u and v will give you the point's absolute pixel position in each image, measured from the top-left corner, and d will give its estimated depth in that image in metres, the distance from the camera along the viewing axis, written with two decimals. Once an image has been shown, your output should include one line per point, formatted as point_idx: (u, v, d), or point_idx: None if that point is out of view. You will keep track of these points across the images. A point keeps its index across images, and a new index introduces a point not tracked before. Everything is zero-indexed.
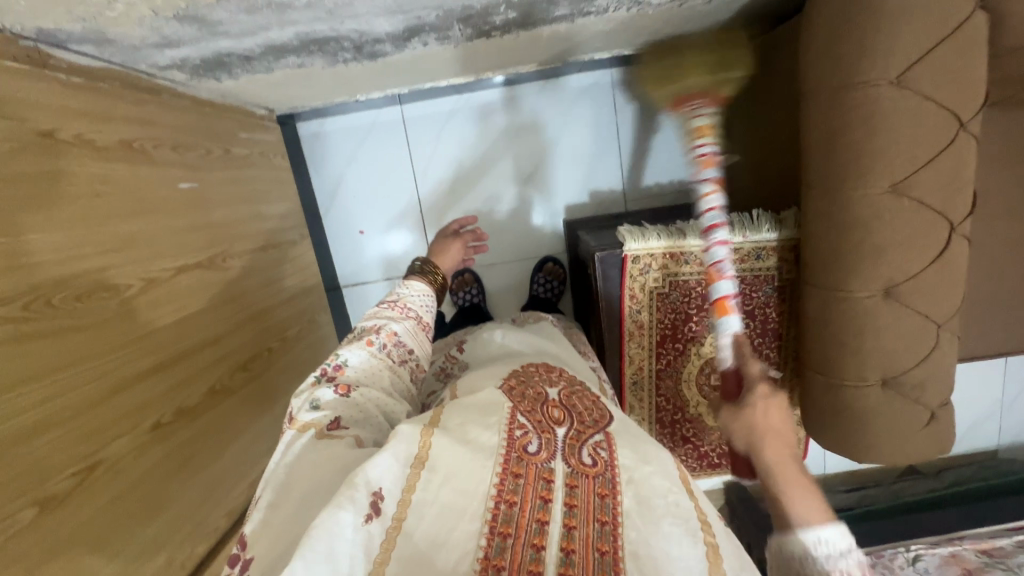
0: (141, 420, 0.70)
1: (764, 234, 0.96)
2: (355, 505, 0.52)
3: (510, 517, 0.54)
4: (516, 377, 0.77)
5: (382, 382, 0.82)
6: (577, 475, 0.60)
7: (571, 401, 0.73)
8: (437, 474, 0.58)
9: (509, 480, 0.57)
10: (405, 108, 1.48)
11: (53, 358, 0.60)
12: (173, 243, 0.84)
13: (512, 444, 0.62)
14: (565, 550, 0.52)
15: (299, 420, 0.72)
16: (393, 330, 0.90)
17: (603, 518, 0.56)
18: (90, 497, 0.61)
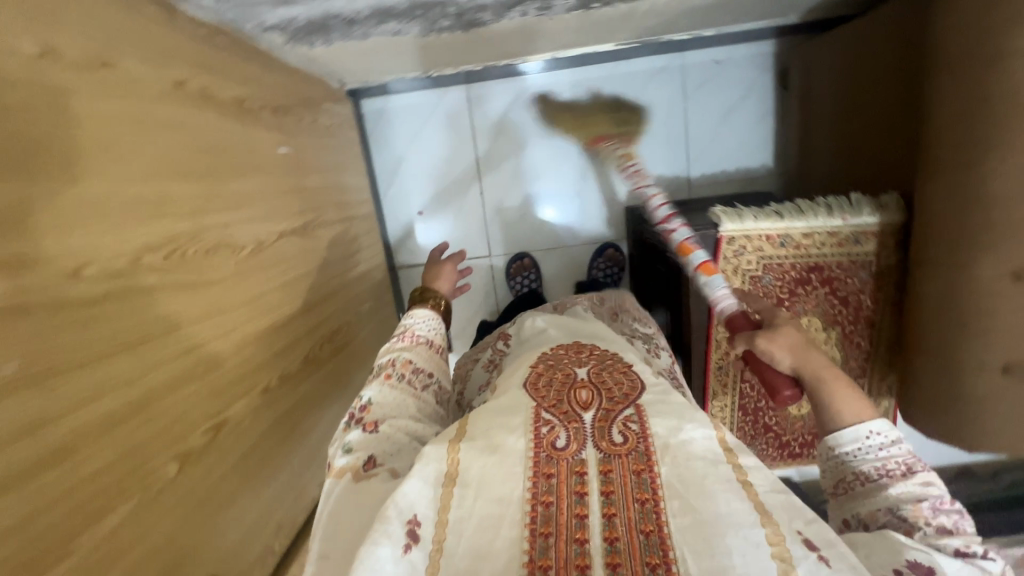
0: (255, 383, 0.70)
1: (865, 218, 0.94)
2: (393, 539, 0.52)
3: (549, 516, 0.53)
4: (541, 364, 0.75)
5: (409, 410, 0.79)
6: (610, 459, 0.59)
7: (600, 378, 0.70)
8: (468, 489, 0.57)
9: (541, 481, 0.57)
10: (471, 88, 1.46)
11: (186, 312, 0.58)
12: (275, 207, 0.82)
13: (540, 444, 0.61)
14: (610, 539, 0.51)
15: (334, 467, 0.69)
16: (407, 358, 0.85)
17: (642, 497, 0.54)
18: (219, 456, 0.60)
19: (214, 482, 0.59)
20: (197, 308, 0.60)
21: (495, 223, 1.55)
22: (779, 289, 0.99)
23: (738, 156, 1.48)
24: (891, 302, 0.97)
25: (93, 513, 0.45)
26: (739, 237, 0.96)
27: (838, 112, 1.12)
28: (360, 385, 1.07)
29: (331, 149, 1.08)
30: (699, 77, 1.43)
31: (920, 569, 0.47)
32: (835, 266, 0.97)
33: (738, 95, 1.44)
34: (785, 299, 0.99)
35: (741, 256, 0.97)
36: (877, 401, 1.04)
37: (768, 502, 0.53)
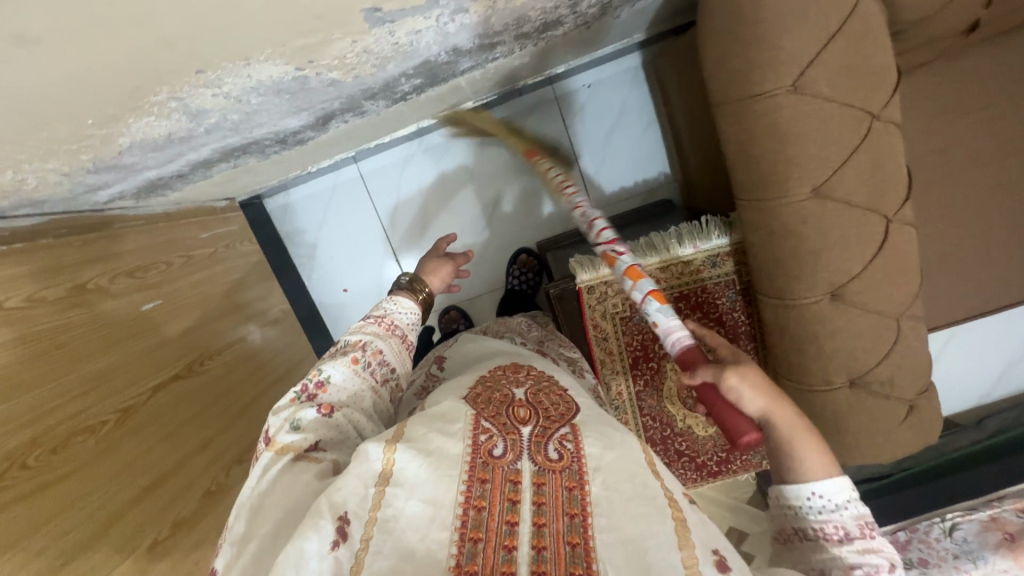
0: (138, 543, 0.77)
1: (715, 241, 0.94)
2: (321, 534, 0.52)
3: (481, 522, 0.54)
4: (480, 383, 0.74)
5: (364, 403, 0.79)
6: (544, 473, 0.59)
7: (538, 399, 0.71)
8: (403, 489, 0.56)
9: (475, 487, 0.57)
10: (363, 164, 1.51)
11: (38, 515, 0.65)
12: (148, 364, 0.90)
13: (477, 450, 0.60)
14: (538, 547, 0.53)
15: (278, 442, 0.68)
16: (379, 348, 0.85)
17: (571, 510, 0.56)
18: None
19: None
20: (49, 504, 0.67)
21: None
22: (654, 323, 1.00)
23: (632, 172, 1.49)
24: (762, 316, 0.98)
25: None
26: (598, 284, 0.98)
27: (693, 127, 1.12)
28: None
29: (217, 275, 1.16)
30: (575, 105, 1.45)
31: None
32: (700, 291, 0.97)
33: (617, 114, 1.45)
34: None
35: (605, 301, 0.99)
36: None
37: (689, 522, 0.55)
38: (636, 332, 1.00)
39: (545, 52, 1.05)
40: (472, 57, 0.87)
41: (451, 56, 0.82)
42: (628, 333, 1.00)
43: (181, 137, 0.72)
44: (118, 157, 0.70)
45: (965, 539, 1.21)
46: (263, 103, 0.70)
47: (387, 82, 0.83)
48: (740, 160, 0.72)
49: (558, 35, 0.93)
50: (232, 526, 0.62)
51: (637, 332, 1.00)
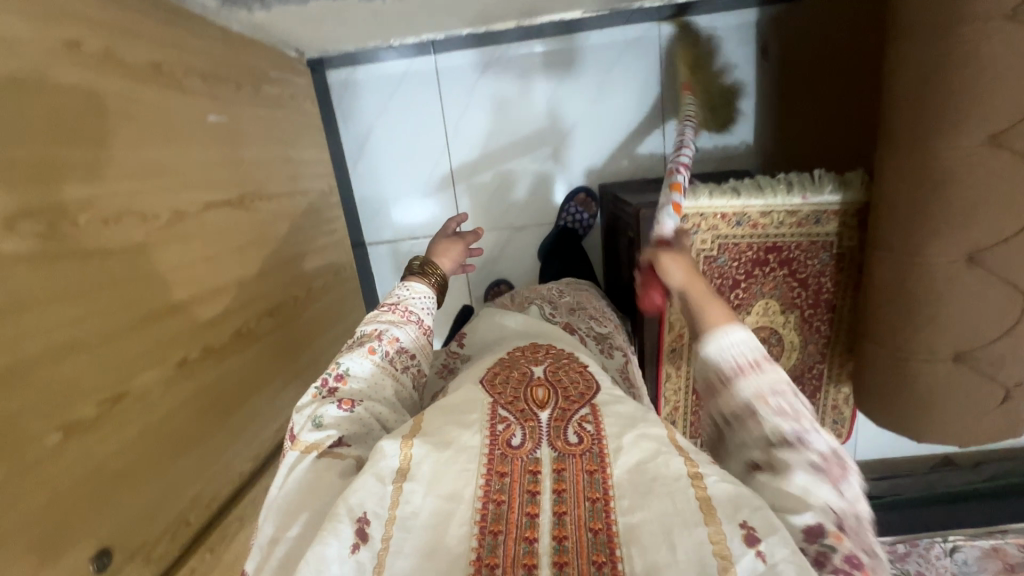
0: (168, 356, 0.68)
1: (826, 196, 0.89)
2: (341, 539, 0.48)
3: (500, 514, 0.50)
4: (497, 367, 0.71)
5: (386, 394, 0.74)
6: (564, 458, 0.55)
7: (557, 377, 0.67)
8: (419, 484, 0.53)
9: (494, 480, 0.53)
10: (441, 59, 1.41)
11: (76, 283, 0.57)
12: (205, 177, 0.80)
13: (494, 440, 0.57)
14: (559, 538, 0.47)
15: (301, 441, 0.65)
16: (395, 335, 0.80)
17: (593, 495, 0.50)
18: (117, 428, 0.60)
19: (106, 456, 0.58)
20: (96, 274, 0.59)
21: (464, 198, 1.51)
22: (736, 269, 0.95)
23: (716, 133, 1.42)
24: (851, 286, 0.94)
25: None
26: (693, 214, 0.92)
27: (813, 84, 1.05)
28: (310, 360, 1.06)
29: (279, 120, 1.06)
30: (676, 49, 1.36)
31: (816, 534, 0.45)
32: (795, 247, 0.93)
33: (715, 69, 1.37)
34: (742, 280, 0.95)
35: (695, 235, 0.93)
36: (832, 387, 1.01)
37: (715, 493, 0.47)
38: (715, 276, 0.95)
39: None
40: None
41: None
42: (708, 275, 0.95)
43: None
44: None
45: (965, 561, 1.23)
46: None
47: None
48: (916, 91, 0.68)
49: None
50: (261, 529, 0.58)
51: (717, 276, 0.95)
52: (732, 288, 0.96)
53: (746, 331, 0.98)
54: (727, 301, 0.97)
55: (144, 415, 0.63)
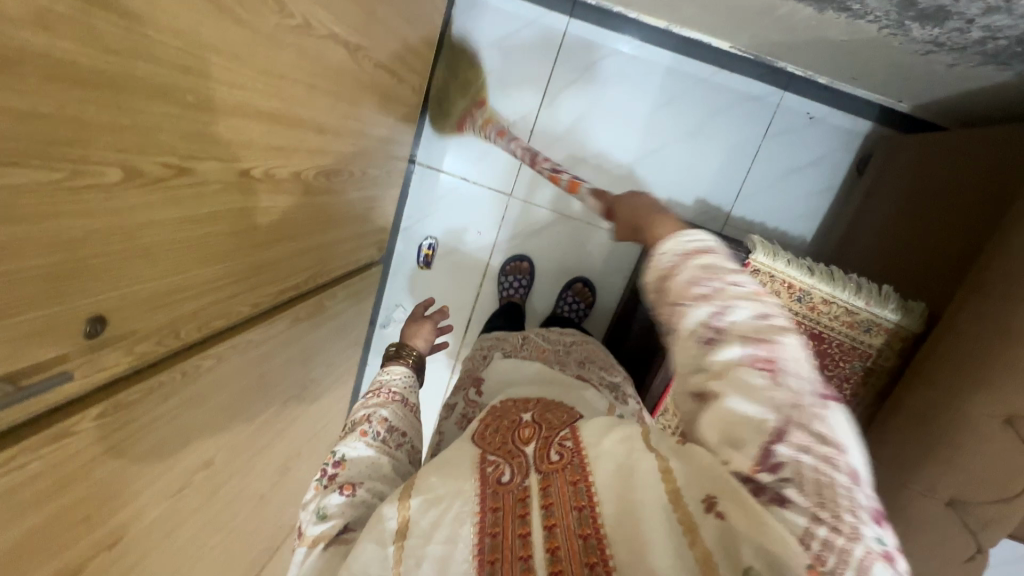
0: (236, 157, 0.62)
1: (887, 311, 0.91)
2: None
3: (497, 545, 0.48)
4: (489, 417, 0.70)
5: (384, 471, 0.70)
6: (550, 475, 0.54)
7: (546, 418, 0.66)
8: (421, 534, 0.51)
9: (487, 515, 0.51)
10: (573, 23, 1.37)
11: (203, 31, 0.50)
12: (340, 7, 0.74)
13: (484, 479, 0.56)
14: (552, 549, 0.47)
15: (307, 534, 0.61)
16: (385, 415, 0.77)
17: (580, 503, 0.49)
18: (167, 200, 0.53)
19: (147, 222, 0.51)
20: (217, 33, 0.52)
21: (530, 164, 1.47)
22: None
23: (785, 216, 1.43)
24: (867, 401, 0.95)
25: (15, 158, 0.37)
26: (764, 272, 0.92)
27: (920, 217, 1.08)
28: (333, 240, 1.00)
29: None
30: (788, 124, 1.37)
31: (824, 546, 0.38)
32: (837, 344, 0.93)
33: (811, 158, 1.39)
34: None
35: None
36: None
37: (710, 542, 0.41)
38: None
39: (859, 47, 0.98)
40: None
41: None
42: None
43: None
44: None
45: None
46: None
47: None
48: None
49: (906, 38, 0.88)
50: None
51: None
52: None
53: None
54: None
55: (191, 205, 0.57)
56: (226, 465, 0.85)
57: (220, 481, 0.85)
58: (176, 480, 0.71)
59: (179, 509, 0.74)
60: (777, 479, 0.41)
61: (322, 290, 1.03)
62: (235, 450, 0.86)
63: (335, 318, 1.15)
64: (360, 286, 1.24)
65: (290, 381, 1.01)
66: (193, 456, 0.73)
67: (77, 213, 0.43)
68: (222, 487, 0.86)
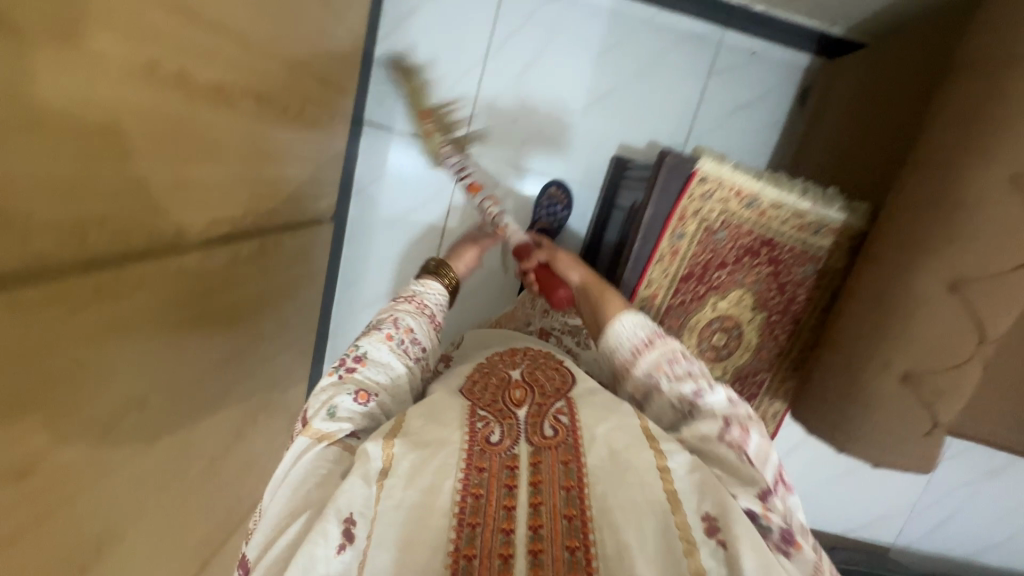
0: (139, 43, 0.57)
1: (833, 210, 0.92)
2: (327, 539, 0.56)
3: (478, 508, 0.58)
4: (476, 371, 0.78)
5: (395, 385, 0.83)
6: (540, 453, 0.64)
7: (534, 377, 0.76)
8: (400, 479, 0.60)
9: (473, 475, 0.60)
10: None
11: None
12: None
13: (475, 437, 0.65)
14: (534, 527, 0.56)
15: (312, 427, 0.71)
16: (409, 325, 0.90)
17: (569, 484, 0.60)
18: (52, 72, 0.48)
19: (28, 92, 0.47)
20: None
21: (480, 119, 1.45)
22: (728, 250, 0.95)
23: (737, 152, 1.44)
24: (820, 305, 0.97)
25: None
26: (712, 180, 0.91)
27: (859, 132, 1.10)
28: (273, 181, 0.95)
29: None
30: (732, 59, 1.38)
31: (787, 540, 0.58)
32: (788, 249, 0.94)
33: (756, 94, 1.40)
34: (729, 264, 0.95)
35: (706, 201, 0.92)
36: (767, 399, 1.04)
37: (681, 488, 0.59)
38: (708, 249, 0.95)
39: None
40: None
41: None
42: (701, 245, 0.94)
43: None
44: None
45: None
46: None
47: None
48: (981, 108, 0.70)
49: None
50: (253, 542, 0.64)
51: (708, 250, 0.95)
52: (717, 268, 0.96)
53: (715, 316, 0.98)
54: (707, 280, 0.96)
55: (82, 86, 0.52)
56: (164, 411, 0.80)
57: (162, 423, 0.80)
58: (97, 414, 0.66)
59: (104, 450, 0.68)
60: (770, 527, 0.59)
61: (266, 236, 0.99)
62: (173, 399, 0.81)
63: (285, 269, 1.10)
64: (311, 241, 1.20)
65: (237, 330, 0.96)
66: (117, 394, 0.68)
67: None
68: (163, 435, 0.81)
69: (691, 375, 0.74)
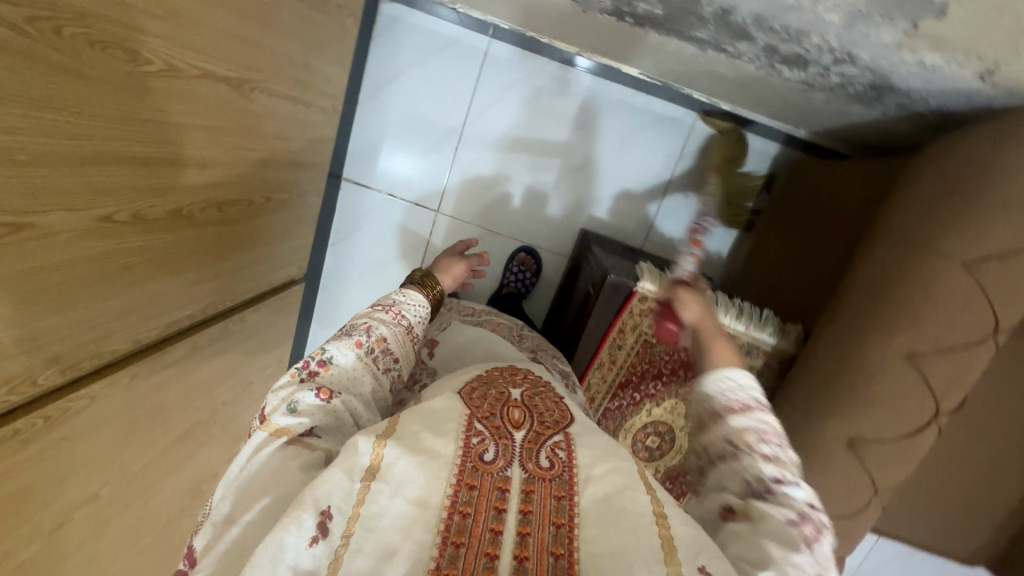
0: (95, 204, 0.62)
1: (764, 335, 0.96)
2: (301, 528, 0.44)
3: (464, 527, 0.47)
4: (474, 380, 0.65)
5: (362, 391, 0.68)
6: (534, 481, 0.53)
7: (533, 402, 0.63)
8: (388, 487, 0.49)
9: (462, 492, 0.50)
10: (494, 45, 1.39)
11: (34, 92, 0.51)
12: (217, 45, 0.75)
13: (467, 453, 0.53)
14: (519, 558, 0.46)
15: (271, 423, 0.59)
16: (383, 334, 0.74)
17: (558, 520, 0.49)
18: (6, 256, 0.53)
19: None
20: (51, 90, 0.52)
21: (455, 183, 1.49)
22: (664, 362, 1.00)
23: (701, 233, 1.48)
24: None
25: None
26: (651, 298, 0.96)
27: (806, 243, 1.15)
28: (234, 268, 0.99)
29: (316, 25, 1.01)
30: (701, 143, 1.42)
31: None
32: None
33: (722, 178, 1.44)
34: (664, 374, 1.00)
35: (644, 316, 0.97)
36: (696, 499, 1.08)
37: (678, 535, 0.48)
38: (645, 359, 1.00)
39: (747, 82, 1.03)
40: (715, 31, 0.83)
41: (715, 14, 0.77)
42: (639, 356, 0.99)
43: None
44: None
45: None
46: None
47: None
48: (923, 294, 0.72)
49: (780, 78, 0.93)
50: (218, 507, 0.53)
51: (645, 361, 1.00)
52: (653, 377, 1.01)
53: (650, 421, 1.02)
54: (644, 387, 1.02)
55: (35, 257, 0.57)
56: (114, 501, 0.84)
57: (112, 511, 0.84)
58: (43, 524, 0.70)
59: (58, 545, 0.73)
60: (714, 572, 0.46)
61: (226, 316, 1.03)
62: (124, 488, 0.86)
63: (249, 340, 1.14)
64: (277, 306, 1.23)
65: (194, 408, 1.01)
66: (64, 503, 0.73)
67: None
68: (113, 521, 0.85)
69: (744, 402, 0.58)
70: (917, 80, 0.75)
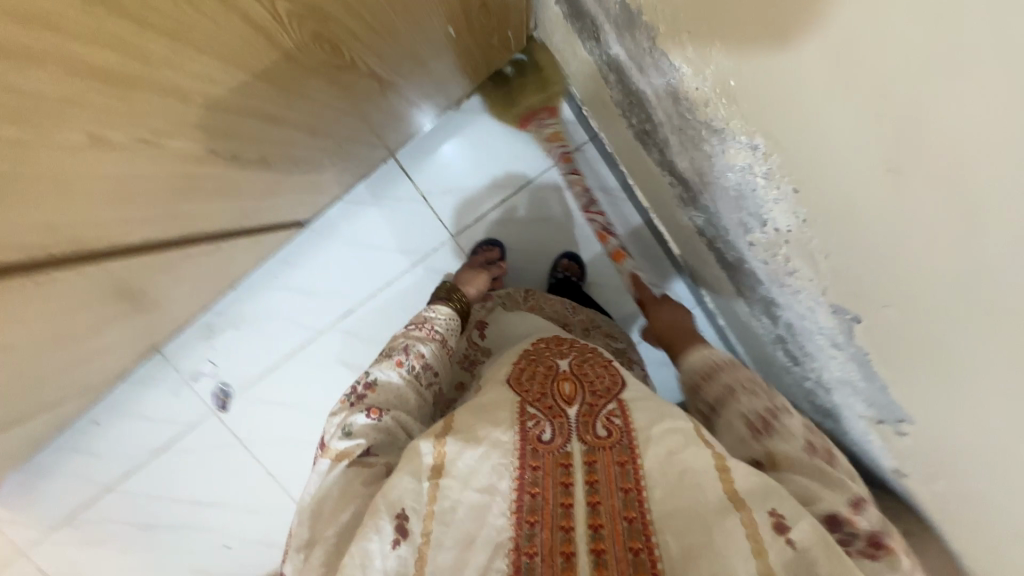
0: (215, 140, 0.63)
1: None
2: (383, 534, 0.59)
3: (536, 505, 0.59)
4: (523, 360, 0.79)
5: (409, 405, 0.84)
6: (595, 451, 0.64)
7: (583, 371, 0.74)
8: (456, 481, 0.62)
9: (528, 473, 0.62)
10: (587, 146, 1.46)
11: (249, 60, 0.54)
12: (396, 58, 0.79)
13: (525, 437, 0.66)
14: (595, 527, 0.57)
15: (332, 448, 0.75)
16: (420, 350, 0.91)
17: (626, 485, 0.60)
18: (122, 160, 0.54)
19: (91, 173, 0.52)
20: (260, 61, 0.55)
21: (479, 227, 1.50)
22: None
23: None
24: None
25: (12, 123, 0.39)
26: None
27: None
28: (262, 205, 0.99)
29: (471, 60, 1.06)
30: None
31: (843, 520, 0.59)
32: None
33: None
34: None
35: None
36: None
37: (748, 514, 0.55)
38: None
39: (751, 332, 1.17)
40: (759, 301, 0.96)
41: (765, 296, 0.91)
42: None
43: (684, 112, 0.71)
44: (651, 56, 0.70)
45: None
46: (722, 174, 0.72)
47: (733, 245, 0.89)
48: None
49: (776, 354, 1.07)
50: (298, 530, 0.68)
51: None
52: None
53: None
54: None
55: (141, 165, 0.57)
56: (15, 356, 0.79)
57: (9, 363, 0.79)
58: None
59: None
60: (855, 533, 0.58)
61: (223, 236, 1.01)
62: (33, 347, 0.81)
63: (224, 256, 1.12)
64: (266, 239, 1.21)
65: (138, 295, 0.97)
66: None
67: (262, 3, 0.47)
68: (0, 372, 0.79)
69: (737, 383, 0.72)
70: (865, 444, 0.89)
